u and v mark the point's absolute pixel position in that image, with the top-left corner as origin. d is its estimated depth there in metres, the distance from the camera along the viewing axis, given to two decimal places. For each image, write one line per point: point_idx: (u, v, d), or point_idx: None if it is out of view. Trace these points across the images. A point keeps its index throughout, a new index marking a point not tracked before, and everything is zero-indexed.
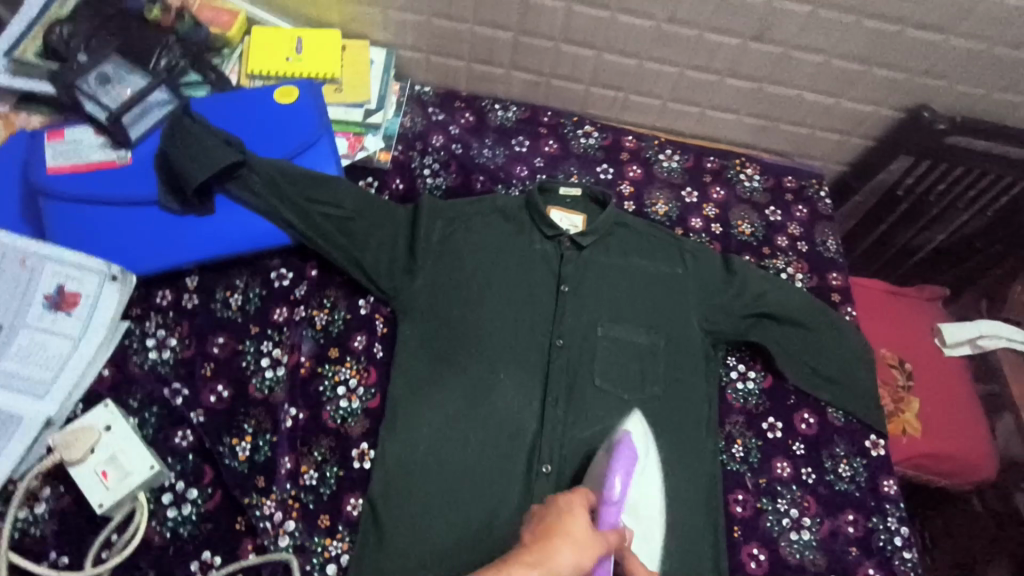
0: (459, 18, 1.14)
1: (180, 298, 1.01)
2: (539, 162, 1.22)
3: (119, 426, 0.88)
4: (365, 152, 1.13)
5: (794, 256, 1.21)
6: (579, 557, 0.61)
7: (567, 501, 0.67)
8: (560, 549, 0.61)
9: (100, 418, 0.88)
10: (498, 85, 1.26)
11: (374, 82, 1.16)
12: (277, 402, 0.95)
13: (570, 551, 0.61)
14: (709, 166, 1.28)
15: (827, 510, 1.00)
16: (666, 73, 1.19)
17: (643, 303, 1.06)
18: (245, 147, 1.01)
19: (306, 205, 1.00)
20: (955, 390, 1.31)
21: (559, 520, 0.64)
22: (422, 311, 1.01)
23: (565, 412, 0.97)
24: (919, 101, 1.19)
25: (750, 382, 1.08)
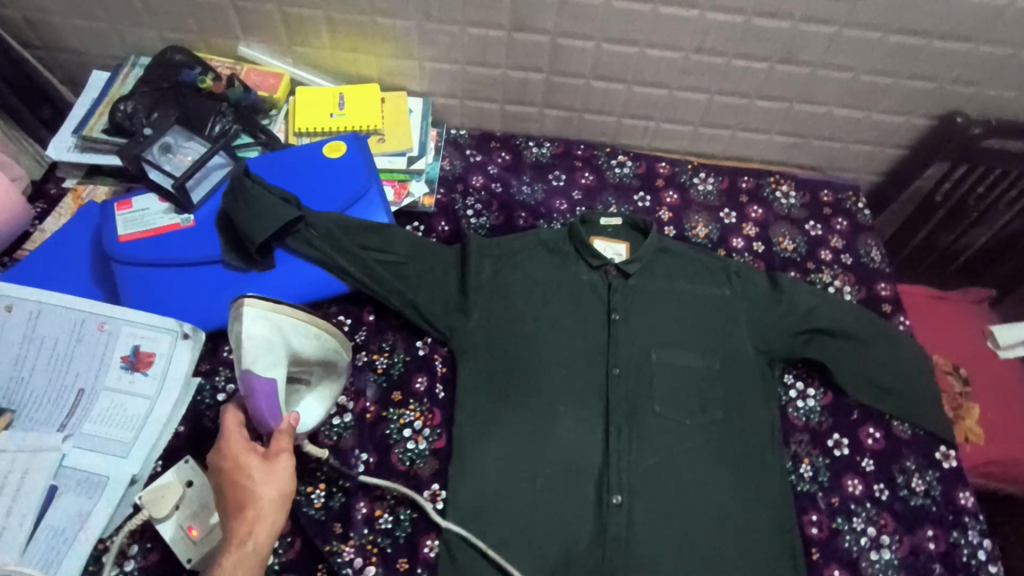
0: (493, 64, 1.18)
1: None
2: (577, 194, 1.25)
3: (200, 481, 0.90)
4: (411, 199, 1.16)
5: (839, 269, 1.22)
6: (267, 489, 0.75)
7: (227, 451, 0.78)
8: (255, 500, 0.74)
9: (180, 474, 0.90)
10: (531, 123, 1.30)
11: (413, 130, 1.20)
12: (347, 447, 0.96)
13: (264, 490, 0.75)
14: (744, 186, 1.29)
15: (905, 526, 0.98)
16: (695, 100, 1.23)
17: (695, 327, 1.07)
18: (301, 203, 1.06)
19: (361, 253, 1.03)
20: (1015, 392, 1.29)
21: (227, 474, 0.76)
22: (479, 349, 1.03)
23: (629, 441, 0.96)
24: (951, 108, 1.20)
25: (810, 399, 1.08)
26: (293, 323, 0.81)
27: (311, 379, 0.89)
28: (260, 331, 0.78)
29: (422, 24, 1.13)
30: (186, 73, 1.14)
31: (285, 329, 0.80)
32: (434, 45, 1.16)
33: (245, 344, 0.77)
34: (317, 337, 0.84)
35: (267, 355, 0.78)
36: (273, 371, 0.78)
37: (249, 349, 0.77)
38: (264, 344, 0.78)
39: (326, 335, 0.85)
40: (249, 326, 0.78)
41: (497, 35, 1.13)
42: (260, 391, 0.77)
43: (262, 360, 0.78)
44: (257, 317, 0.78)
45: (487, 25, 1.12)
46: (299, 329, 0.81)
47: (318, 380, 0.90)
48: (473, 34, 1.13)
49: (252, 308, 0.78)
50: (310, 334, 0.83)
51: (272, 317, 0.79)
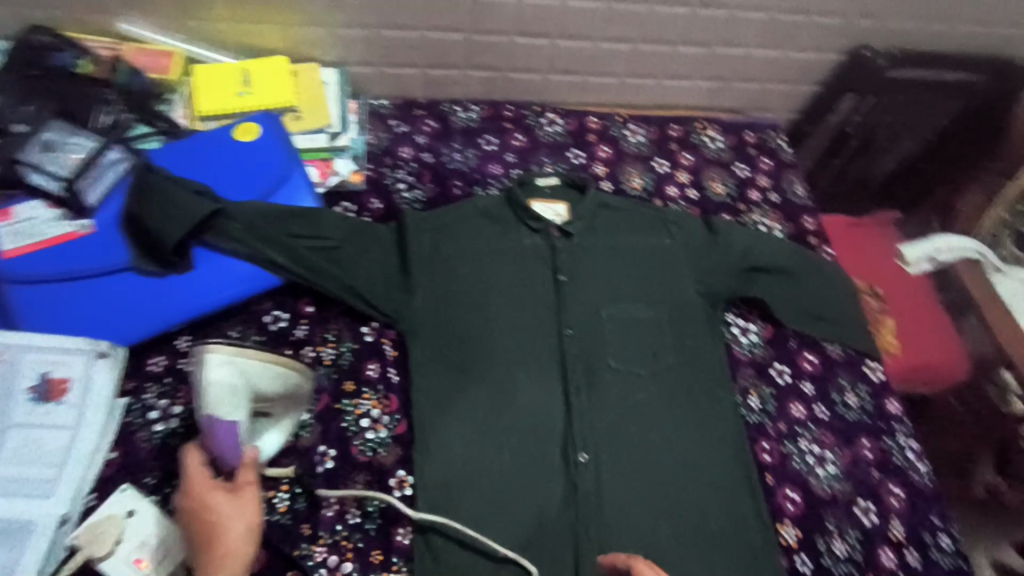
0: (410, 26, 1.12)
1: (176, 361, 0.96)
2: (511, 157, 1.22)
3: (143, 510, 0.82)
4: (337, 177, 1.11)
5: (768, 207, 1.26)
6: (238, 521, 0.74)
7: (191, 492, 0.76)
8: (224, 534, 0.73)
9: (119, 504, 0.82)
10: (455, 87, 1.25)
11: (330, 103, 1.13)
12: (307, 447, 0.92)
13: (232, 523, 0.74)
14: (673, 134, 1.31)
15: (844, 440, 1.04)
16: (620, 50, 1.21)
17: (639, 279, 1.09)
18: (216, 194, 0.97)
19: (291, 242, 0.97)
20: (925, 304, 1.40)
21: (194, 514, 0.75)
22: (430, 328, 1.01)
23: (588, 399, 0.98)
24: (857, 42, 1.27)
25: (752, 334, 1.13)
26: (255, 367, 0.85)
27: (275, 413, 0.90)
28: (225, 377, 0.83)
29: None
30: (56, 57, 1.02)
31: (249, 373, 0.85)
32: (345, 9, 1.09)
33: (211, 391, 0.82)
34: (279, 376, 0.87)
35: (230, 399, 0.82)
36: (235, 413, 0.82)
37: (214, 396, 0.82)
38: (228, 390, 0.83)
39: (290, 374, 0.89)
40: (215, 373, 0.83)
41: None
42: (220, 432, 0.80)
43: (225, 405, 0.82)
44: (222, 364, 0.84)
45: None
46: (262, 371, 0.86)
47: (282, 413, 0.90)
48: None
49: (217, 355, 0.84)
50: (272, 374, 0.87)
51: (236, 362, 0.84)
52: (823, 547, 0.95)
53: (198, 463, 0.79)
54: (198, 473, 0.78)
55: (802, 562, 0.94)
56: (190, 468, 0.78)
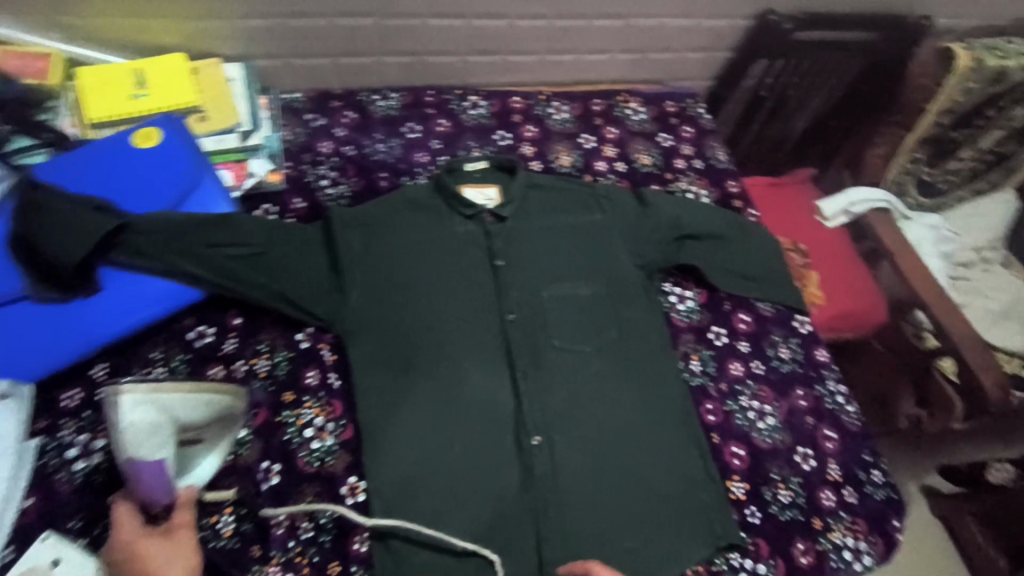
0: (316, 14, 1.07)
1: (93, 392, 0.89)
2: (437, 144, 1.19)
3: (70, 556, 0.77)
4: (253, 178, 1.04)
5: (693, 175, 1.29)
6: (173, 565, 0.70)
7: (120, 542, 0.72)
8: None
9: (42, 554, 0.77)
10: (371, 74, 1.20)
11: (237, 100, 1.06)
12: (249, 465, 0.88)
13: (166, 569, 0.70)
14: (596, 109, 1.31)
15: (780, 392, 1.09)
16: (536, 28, 1.20)
17: (576, 256, 1.10)
18: (116, 208, 0.90)
19: (207, 252, 0.91)
20: (843, 255, 1.49)
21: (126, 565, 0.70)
22: (369, 327, 0.98)
23: (536, 381, 0.98)
24: (764, 7, 1.30)
25: (688, 300, 1.16)
26: (174, 400, 0.77)
27: (206, 438, 0.82)
28: (141, 418, 0.75)
29: None
30: None
31: (170, 408, 0.77)
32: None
33: (127, 434, 0.74)
34: (205, 404, 0.79)
35: (151, 440, 0.75)
36: (159, 453, 0.74)
37: (132, 440, 0.74)
38: (146, 429, 0.75)
39: (217, 400, 0.80)
40: (129, 415, 0.75)
41: None
42: (143, 476, 0.73)
43: (146, 446, 0.74)
44: (136, 404, 0.75)
45: None
46: (184, 403, 0.78)
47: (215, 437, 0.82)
48: None
49: (129, 395, 0.75)
50: (197, 403, 0.79)
51: (151, 400, 0.76)
52: (770, 496, 0.99)
53: (128, 511, 0.74)
54: (128, 522, 0.73)
55: (753, 513, 0.97)
56: (120, 517, 0.74)
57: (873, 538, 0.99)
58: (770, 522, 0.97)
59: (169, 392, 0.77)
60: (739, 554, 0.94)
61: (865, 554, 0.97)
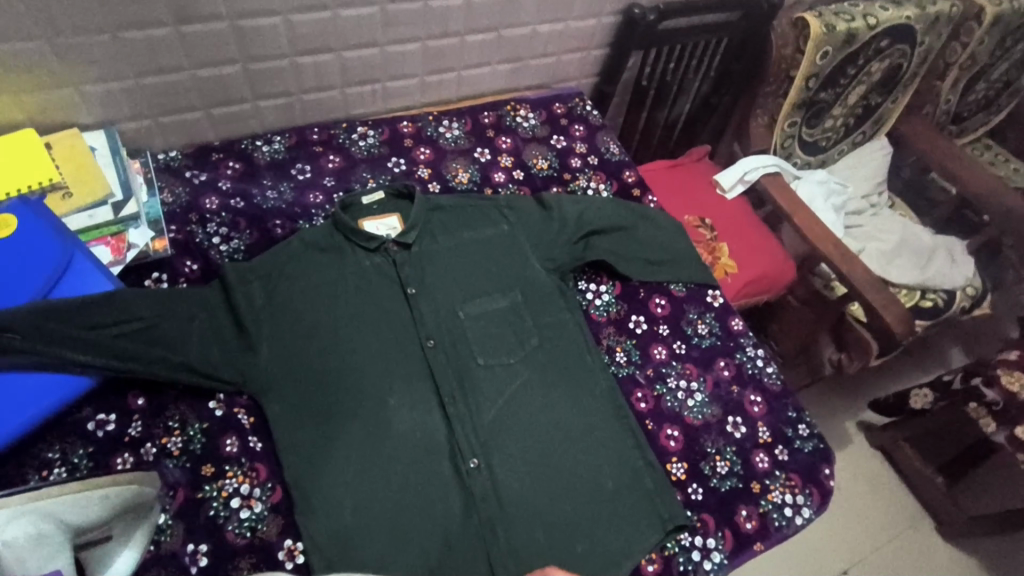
0: (174, 68, 1.02)
1: None
2: (330, 181, 1.17)
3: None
4: (135, 249, 0.98)
5: (590, 171, 1.32)
6: None
7: None
8: None
9: None
10: (249, 121, 1.16)
11: (106, 170, 1.00)
12: (174, 549, 0.82)
13: None
14: (487, 122, 1.33)
15: (704, 367, 1.13)
16: (410, 51, 1.20)
17: (488, 272, 1.10)
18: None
19: (91, 334, 0.85)
20: (745, 222, 1.56)
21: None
22: (283, 380, 0.94)
23: (465, 403, 0.98)
24: (628, 3, 1.34)
25: (604, 294, 1.18)
26: (62, 502, 0.69)
27: (116, 532, 0.75)
28: (21, 529, 0.66)
29: (55, 41, 0.92)
30: None
31: (57, 512, 0.69)
32: (90, 63, 0.96)
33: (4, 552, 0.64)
34: (104, 499, 0.71)
35: (40, 550, 0.66)
36: (53, 562, 0.66)
37: (13, 557, 0.65)
38: (29, 542, 0.66)
39: (118, 491, 0.72)
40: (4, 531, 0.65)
41: (161, 34, 0.97)
42: None
43: (34, 559, 0.66)
44: (12, 517, 0.66)
45: (144, 24, 0.95)
46: (76, 503, 0.69)
47: (126, 530, 0.76)
48: (130, 39, 0.96)
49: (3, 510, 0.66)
50: (93, 502, 0.70)
51: (32, 508, 0.67)
52: (708, 470, 1.02)
53: None
54: None
55: (695, 490, 1.00)
56: None
57: (808, 490, 1.03)
58: (712, 496, 1.00)
59: (56, 497, 0.69)
60: (688, 533, 0.96)
61: (803, 507, 1.02)
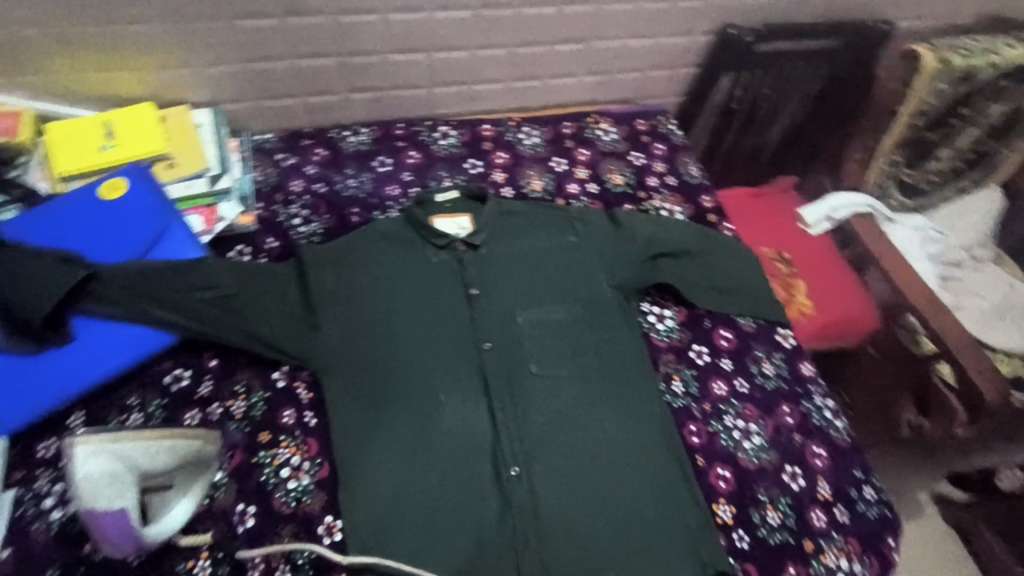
0: (278, 56, 1.09)
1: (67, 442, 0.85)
2: (408, 176, 1.20)
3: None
4: (224, 222, 1.04)
5: (666, 192, 1.29)
6: None
7: None
8: None
9: None
10: (340, 111, 1.22)
11: (206, 145, 1.07)
12: (225, 507, 0.85)
13: None
14: (567, 132, 1.32)
15: (766, 410, 1.07)
16: (498, 56, 1.22)
17: (551, 282, 1.10)
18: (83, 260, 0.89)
19: (176, 295, 0.90)
20: (827, 263, 1.49)
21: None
22: (342, 362, 0.97)
23: (514, 410, 0.98)
24: (722, 23, 1.32)
25: (667, 319, 1.14)
26: (134, 447, 0.75)
27: (177, 482, 0.80)
28: (97, 467, 0.73)
29: (178, 24, 1.01)
30: None
31: (128, 455, 0.75)
32: (206, 46, 1.04)
33: (82, 485, 0.71)
34: (170, 449, 0.78)
35: (110, 487, 0.72)
36: (120, 500, 0.71)
37: (88, 491, 0.71)
38: (104, 478, 0.72)
39: (183, 445, 0.79)
40: (84, 466, 0.72)
41: (269, 24, 1.04)
42: (104, 523, 0.70)
43: (105, 495, 0.71)
44: (91, 455, 0.73)
45: (254, 13, 1.02)
46: (146, 449, 0.76)
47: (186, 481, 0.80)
48: (244, 27, 1.04)
49: (83, 446, 0.73)
50: (161, 450, 0.77)
51: (108, 448, 0.74)
52: (757, 519, 0.97)
53: None
54: None
55: (740, 537, 0.95)
56: None
57: (867, 559, 0.96)
58: (759, 547, 0.95)
59: (130, 441, 0.76)
60: None
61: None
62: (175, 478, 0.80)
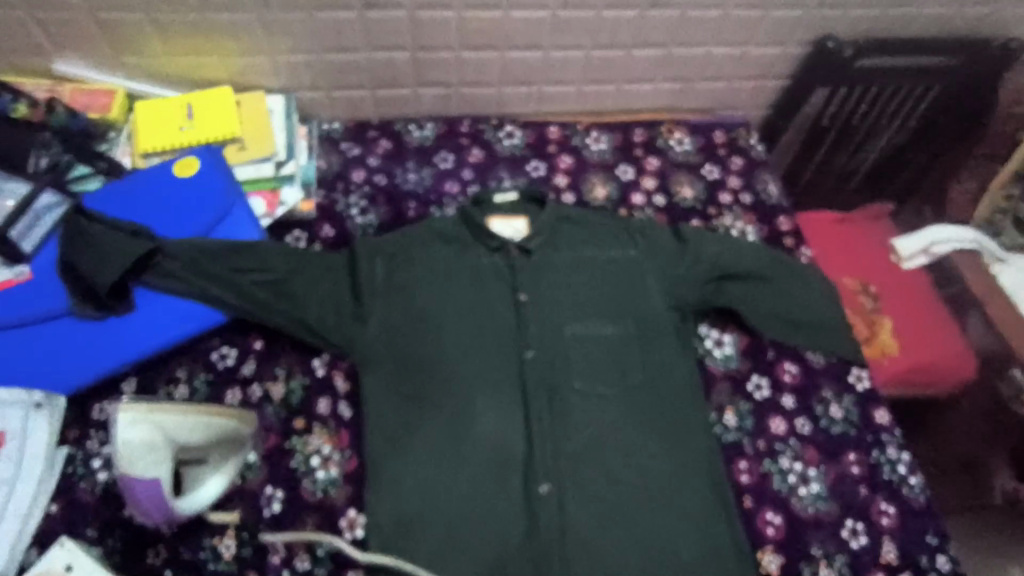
0: (352, 48, 1.09)
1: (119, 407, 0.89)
2: (468, 174, 1.19)
3: (80, 563, 0.76)
4: (284, 207, 1.06)
5: (739, 210, 1.21)
6: None
7: None
8: None
9: (57, 559, 0.76)
10: (408, 105, 1.22)
11: (278, 132, 1.10)
12: (254, 488, 0.86)
13: None
14: (638, 139, 1.26)
15: (829, 456, 0.97)
16: (573, 58, 1.17)
17: (603, 295, 1.05)
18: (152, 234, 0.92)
19: (234, 275, 0.92)
20: (920, 303, 1.35)
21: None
22: (383, 356, 0.96)
23: (551, 424, 0.93)
24: (822, 33, 1.21)
25: (726, 346, 1.06)
26: (173, 419, 0.77)
27: (212, 458, 0.82)
28: (138, 435, 0.74)
29: (264, 14, 1.02)
30: None
31: (167, 426, 0.77)
32: (286, 37, 1.06)
33: (123, 450, 0.73)
34: (207, 425, 0.80)
35: (148, 456, 0.74)
36: (156, 470, 0.74)
37: (127, 457, 0.73)
38: (143, 446, 0.74)
39: (219, 422, 0.81)
40: (125, 431, 0.74)
41: (348, 16, 1.04)
42: (139, 490, 0.73)
43: (142, 462, 0.74)
44: (132, 421, 0.75)
45: (335, 7, 1.02)
46: (184, 423, 0.78)
47: (220, 459, 0.83)
48: (322, 19, 1.04)
49: (126, 412, 0.75)
50: (198, 424, 0.79)
51: (149, 417, 0.76)
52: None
53: None
54: None
55: None
56: None
57: None
58: None
59: (171, 412, 0.78)
60: None
61: None
62: (210, 453, 0.82)
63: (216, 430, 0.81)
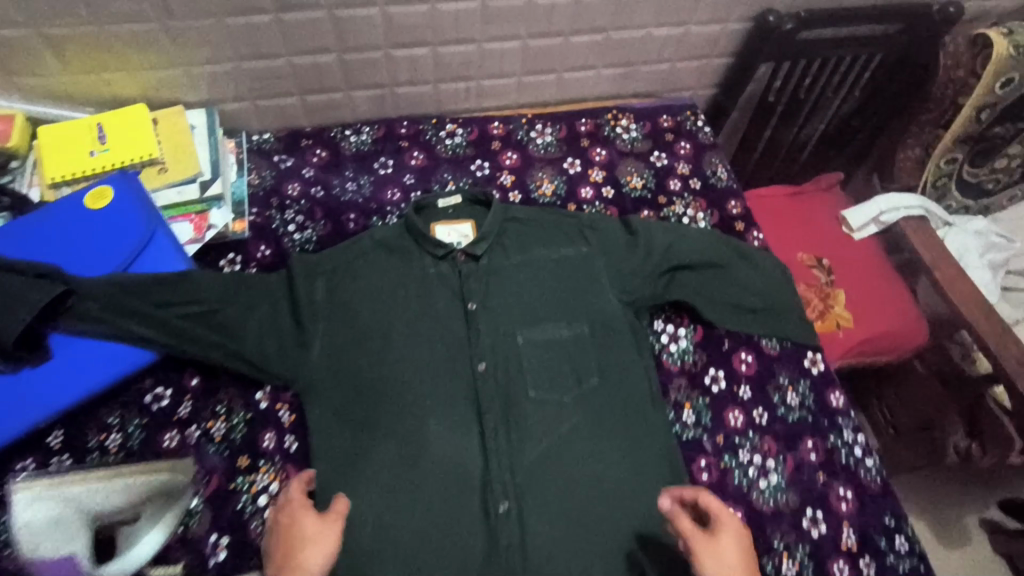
0: (273, 54, 1.01)
1: (47, 462, 0.84)
2: (409, 179, 1.14)
3: None
4: (214, 230, 1.00)
5: (689, 197, 1.19)
6: None
7: None
8: None
9: None
10: (342, 110, 1.15)
11: (200, 149, 1.03)
12: (199, 536, 0.82)
13: None
14: (583, 130, 1.23)
15: (787, 444, 0.97)
16: (509, 49, 1.12)
17: (555, 297, 1.02)
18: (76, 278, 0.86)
19: (160, 311, 0.87)
20: (871, 272, 1.37)
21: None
22: (330, 382, 0.92)
23: (507, 439, 0.91)
24: (763, 8, 1.18)
25: (681, 340, 1.05)
26: (79, 491, 0.78)
27: (144, 514, 0.82)
28: (36, 514, 0.76)
29: (167, 24, 0.93)
30: None
31: (74, 498, 0.78)
32: (196, 45, 0.97)
33: (25, 533, 0.75)
34: (125, 488, 0.80)
35: (52, 533, 0.75)
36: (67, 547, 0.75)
37: (30, 538, 0.74)
38: (44, 524, 0.75)
39: (138, 482, 0.81)
40: (26, 512, 0.76)
41: (262, 20, 0.96)
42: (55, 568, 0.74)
43: (48, 541, 0.74)
44: (33, 501, 0.76)
45: (247, 10, 0.94)
46: (91, 492, 0.78)
47: (157, 510, 0.82)
48: (234, 25, 0.96)
49: (24, 493, 0.76)
50: (111, 490, 0.80)
51: (51, 493, 0.77)
52: (771, 568, 0.89)
53: None
54: None
55: None
56: None
57: None
58: None
59: (77, 484, 0.79)
60: None
61: None
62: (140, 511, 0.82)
63: (138, 490, 0.81)
